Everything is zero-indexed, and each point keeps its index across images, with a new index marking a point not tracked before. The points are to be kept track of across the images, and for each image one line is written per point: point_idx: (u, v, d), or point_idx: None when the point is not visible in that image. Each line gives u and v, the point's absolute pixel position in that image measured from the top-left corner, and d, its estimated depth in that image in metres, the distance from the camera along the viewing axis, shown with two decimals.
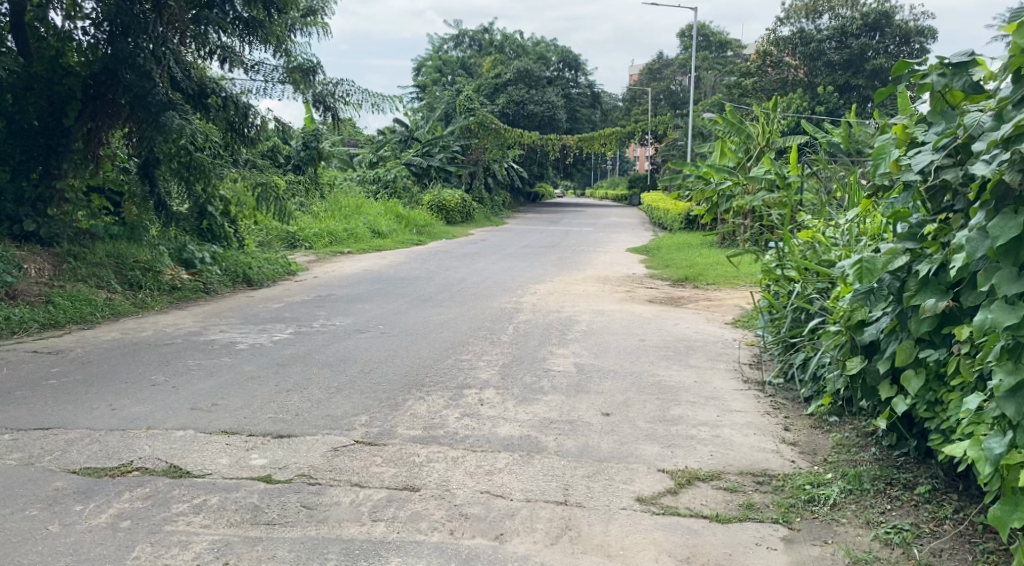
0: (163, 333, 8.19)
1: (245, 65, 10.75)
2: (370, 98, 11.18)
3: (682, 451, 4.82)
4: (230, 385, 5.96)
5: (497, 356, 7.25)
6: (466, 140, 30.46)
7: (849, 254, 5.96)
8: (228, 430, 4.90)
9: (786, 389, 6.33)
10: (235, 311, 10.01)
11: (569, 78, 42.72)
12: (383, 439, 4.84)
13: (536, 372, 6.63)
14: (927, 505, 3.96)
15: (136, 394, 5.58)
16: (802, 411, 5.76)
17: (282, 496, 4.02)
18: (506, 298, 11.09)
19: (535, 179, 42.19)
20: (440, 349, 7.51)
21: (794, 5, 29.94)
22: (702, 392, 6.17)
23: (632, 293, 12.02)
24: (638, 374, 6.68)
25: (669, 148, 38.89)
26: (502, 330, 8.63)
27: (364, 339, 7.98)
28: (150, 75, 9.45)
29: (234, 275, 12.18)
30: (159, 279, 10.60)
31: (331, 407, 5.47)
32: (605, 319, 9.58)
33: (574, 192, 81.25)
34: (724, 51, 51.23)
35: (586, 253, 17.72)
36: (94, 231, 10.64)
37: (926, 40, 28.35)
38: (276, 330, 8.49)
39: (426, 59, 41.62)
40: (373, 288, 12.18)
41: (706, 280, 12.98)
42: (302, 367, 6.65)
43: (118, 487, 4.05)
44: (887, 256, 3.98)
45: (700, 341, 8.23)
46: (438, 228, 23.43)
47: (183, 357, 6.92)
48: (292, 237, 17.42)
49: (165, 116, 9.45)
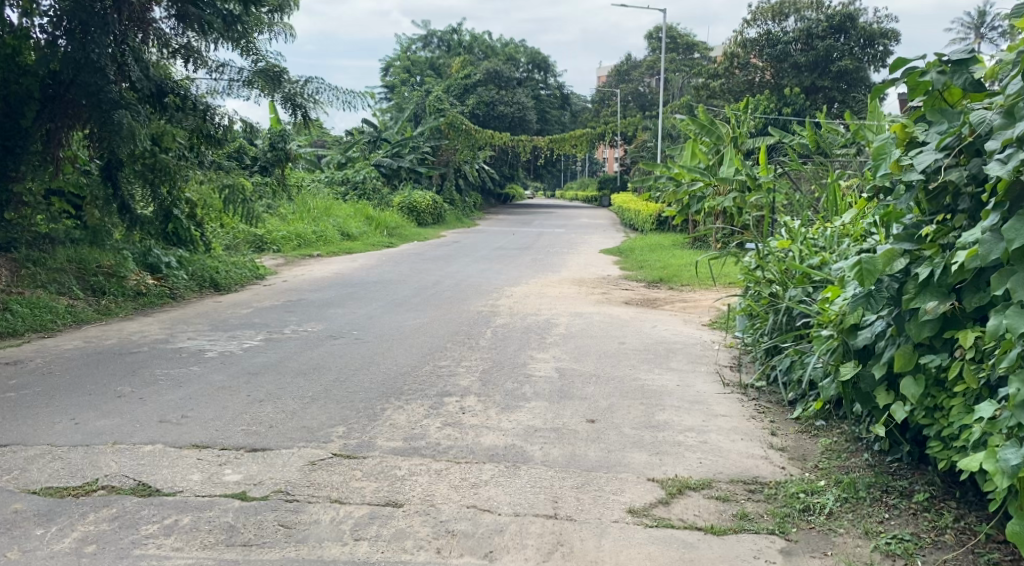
0: (128, 341, 7.94)
1: (210, 66, 10.53)
2: (339, 96, 10.96)
3: (671, 458, 4.67)
4: (199, 396, 5.75)
5: (475, 361, 7.08)
6: (435, 141, 30.28)
7: (829, 258, 5.88)
8: (199, 444, 4.69)
9: (769, 392, 6.22)
10: (202, 317, 9.76)
11: (538, 79, 42.68)
12: (362, 452, 4.66)
13: (516, 378, 6.48)
14: (926, 514, 3.85)
15: (101, 406, 5.36)
16: (788, 415, 5.61)
17: (258, 515, 3.83)
18: (481, 301, 10.93)
19: (505, 180, 42.08)
20: (416, 354, 7.33)
21: (761, 7, 29.88)
22: (686, 396, 6.05)
23: (608, 295, 11.90)
24: (620, 379, 6.54)
25: (638, 150, 38.94)
26: (480, 334, 8.46)
27: (337, 345, 7.78)
28: (104, 72, 9.20)
29: (200, 279, 11.96)
30: (123, 284, 10.59)
31: (306, 419, 5.27)
32: (582, 321, 9.45)
33: (543, 193, 81.28)
34: (690, 53, 51.47)
35: (559, 255, 17.61)
36: (54, 235, 10.74)
37: (891, 42, 28.55)
38: (246, 337, 8.27)
39: (394, 59, 41.33)
40: (343, 292, 11.98)
41: (681, 281, 12.90)
42: (274, 376, 6.44)
43: (82, 508, 3.83)
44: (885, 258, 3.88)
45: (680, 344, 8.12)
46: (409, 229, 23.24)
47: (150, 366, 6.70)
48: (260, 241, 17.15)
49: (116, 114, 9.26)
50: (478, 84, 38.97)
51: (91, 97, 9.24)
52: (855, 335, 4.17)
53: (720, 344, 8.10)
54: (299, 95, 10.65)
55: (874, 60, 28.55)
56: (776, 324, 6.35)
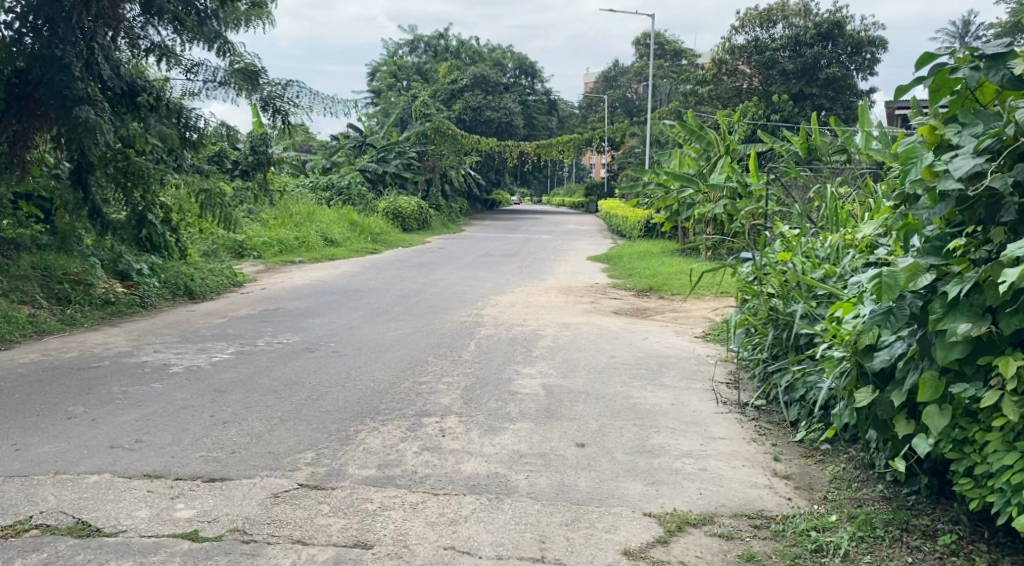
0: (90, 355, 7.54)
1: (183, 66, 10.11)
2: (321, 100, 10.55)
3: (668, 488, 4.28)
4: (158, 417, 5.34)
5: (458, 377, 6.69)
6: (422, 146, 29.90)
7: (830, 270, 5.56)
8: (151, 474, 4.29)
9: (770, 411, 5.82)
10: (172, 328, 9.34)
11: (525, 85, 42.36)
12: (330, 483, 4.25)
13: (500, 396, 6.08)
14: (955, 559, 3.47)
15: (48, 430, 4.96)
16: (791, 437, 5.21)
17: (209, 560, 3.45)
18: (466, 311, 10.53)
19: (492, 186, 41.72)
20: (395, 369, 6.93)
21: (748, 14, 29.58)
22: (682, 416, 5.66)
23: (597, 305, 11.51)
24: (611, 396, 6.16)
25: (626, 156, 38.65)
26: (463, 346, 8.07)
27: (312, 359, 7.37)
28: (69, 69, 8.80)
29: (173, 286, 11.52)
30: (91, 293, 10.19)
31: (272, 443, 4.86)
32: (570, 333, 9.05)
33: (530, 200, 80.94)
34: (678, 60, 51.21)
35: (547, 262, 17.22)
36: (20, 242, 10.45)
37: (878, 50, 28.39)
38: (216, 350, 7.86)
39: (380, 63, 40.83)
40: (323, 300, 11.57)
41: (671, 290, 12.52)
42: (242, 393, 6.02)
43: (9, 553, 3.45)
44: (908, 272, 3.53)
45: (673, 358, 7.74)
46: (394, 236, 22.81)
47: (108, 384, 6.28)
48: (240, 246, 16.67)
49: (78, 109, 8.71)
50: (465, 89, 38.58)
51: (55, 94, 8.75)
52: (871, 357, 3.80)
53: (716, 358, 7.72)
54: (278, 99, 10.30)
55: (862, 68, 28.39)
56: (775, 339, 5.94)
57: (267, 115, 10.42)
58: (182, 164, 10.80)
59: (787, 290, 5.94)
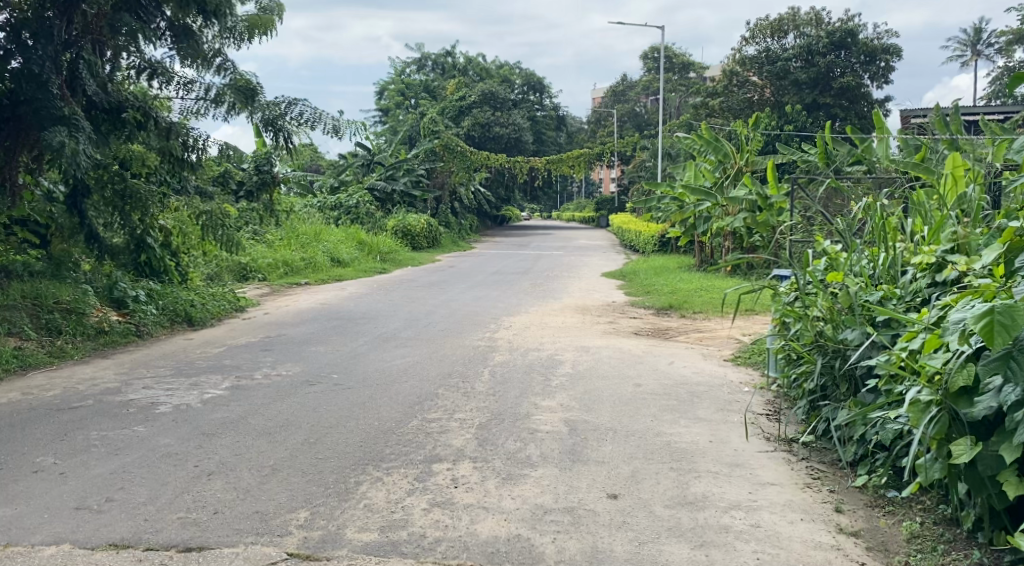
0: (73, 394, 6.97)
1: (177, 82, 9.62)
2: (324, 121, 10.00)
3: (718, 554, 3.72)
4: (135, 468, 4.77)
5: (471, 412, 6.09)
6: (430, 163, 29.44)
7: (887, 292, 4.95)
8: (119, 543, 3.76)
9: (821, 451, 5.19)
10: (166, 359, 8.78)
11: (533, 100, 41.96)
12: (324, 553, 3.71)
13: (519, 435, 5.46)
14: None
15: (9, 488, 4.40)
16: (849, 481, 4.60)
17: None
18: (478, 335, 9.93)
19: (502, 202, 41.18)
20: (402, 405, 6.32)
21: (758, 24, 29.09)
22: (723, 457, 5.05)
23: (616, 325, 10.87)
24: (642, 434, 5.54)
25: (638, 170, 38.06)
26: (476, 376, 7.46)
27: (313, 394, 6.78)
28: (48, 86, 8.25)
29: (172, 312, 10.89)
30: (83, 322, 9.63)
31: (262, 499, 4.28)
32: (590, 357, 8.42)
33: (540, 215, 80.29)
34: (687, 72, 50.52)
35: (561, 279, 16.60)
36: (12, 269, 10.00)
37: (893, 58, 27.77)
38: (210, 385, 7.27)
39: (387, 81, 40.40)
40: (327, 326, 10.99)
41: (693, 308, 11.90)
42: (232, 437, 5.42)
43: None
44: None
45: (704, 386, 7.09)
46: (403, 255, 22.24)
47: (86, 428, 5.70)
48: (243, 269, 16.16)
49: (52, 131, 8.09)
50: (473, 106, 38.16)
51: (34, 113, 8.21)
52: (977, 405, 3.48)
53: (751, 386, 7.07)
54: (280, 119, 9.68)
55: (876, 76, 27.78)
56: (824, 368, 5.29)
57: (268, 136, 9.82)
58: (186, 186, 10.76)
59: (836, 313, 5.27)
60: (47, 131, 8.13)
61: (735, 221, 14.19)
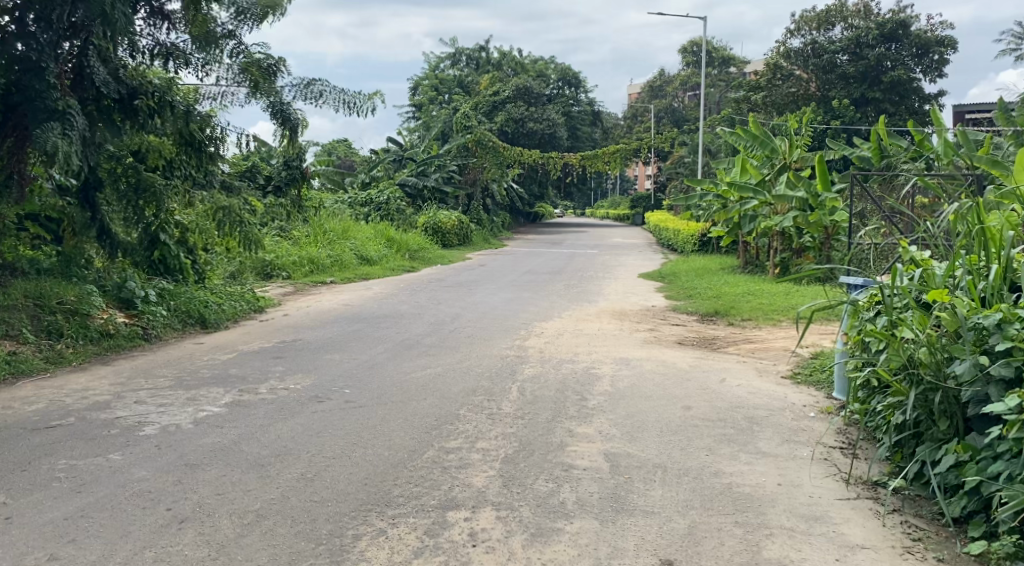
0: (54, 410, 6.23)
1: (194, 66, 8.72)
2: (348, 101, 9.25)
3: None
4: (100, 508, 4.08)
5: (497, 441, 5.29)
6: (463, 159, 28.68)
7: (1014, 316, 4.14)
8: None
9: (914, 500, 4.37)
10: (169, 368, 8.05)
11: (569, 95, 40.99)
12: None
13: (552, 474, 4.66)
14: None
15: None
16: (961, 547, 3.86)
17: None
18: (508, 343, 9.11)
19: (535, 199, 40.29)
20: (418, 430, 5.53)
21: (804, 16, 27.90)
22: (796, 508, 4.26)
23: (658, 333, 10.01)
24: (696, 473, 4.73)
25: (675, 166, 37.07)
26: (504, 393, 6.65)
27: (320, 414, 6.02)
28: (43, 74, 7.62)
29: (183, 315, 10.09)
30: (86, 324, 8.88)
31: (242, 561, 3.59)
32: (631, 372, 7.55)
33: (574, 212, 79.25)
34: (727, 67, 49.11)
35: (597, 280, 15.73)
36: (16, 266, 9.27)
37: (947, 50, 26.48)
38: (207, 401, 6.51)
39: (422, 76, 39.66)
40: (348, 330, 10.24)
41: (741, 314, 11.05)
42: (218, 470, 4.67)
43: None
44: None
45: (763, 410, 6.22)
46: (434, 253, 21.48)
47: (57, 454, 4.97)
48: (267, 267, 15.50)
49: (43, 126, 7.41)
50: (507, 100, 37.31)
51: (28, 103, 7.60)
52: None
53: (818, 412, 6.20)
54: (288, 108, 8.91)
55: (929, 70, 26.52)
56: (919, 401, 4.43)
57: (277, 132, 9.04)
58: (211, 180, 9.99)
59: (936, 338, 4.40)
60: (39, 123, 7.47)
61: (784, 221, 13.42)
